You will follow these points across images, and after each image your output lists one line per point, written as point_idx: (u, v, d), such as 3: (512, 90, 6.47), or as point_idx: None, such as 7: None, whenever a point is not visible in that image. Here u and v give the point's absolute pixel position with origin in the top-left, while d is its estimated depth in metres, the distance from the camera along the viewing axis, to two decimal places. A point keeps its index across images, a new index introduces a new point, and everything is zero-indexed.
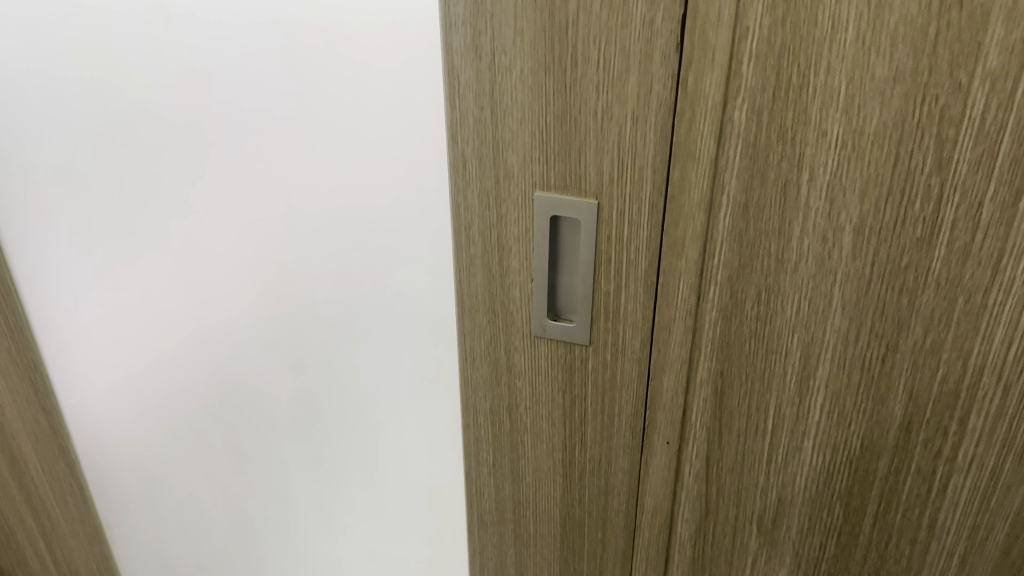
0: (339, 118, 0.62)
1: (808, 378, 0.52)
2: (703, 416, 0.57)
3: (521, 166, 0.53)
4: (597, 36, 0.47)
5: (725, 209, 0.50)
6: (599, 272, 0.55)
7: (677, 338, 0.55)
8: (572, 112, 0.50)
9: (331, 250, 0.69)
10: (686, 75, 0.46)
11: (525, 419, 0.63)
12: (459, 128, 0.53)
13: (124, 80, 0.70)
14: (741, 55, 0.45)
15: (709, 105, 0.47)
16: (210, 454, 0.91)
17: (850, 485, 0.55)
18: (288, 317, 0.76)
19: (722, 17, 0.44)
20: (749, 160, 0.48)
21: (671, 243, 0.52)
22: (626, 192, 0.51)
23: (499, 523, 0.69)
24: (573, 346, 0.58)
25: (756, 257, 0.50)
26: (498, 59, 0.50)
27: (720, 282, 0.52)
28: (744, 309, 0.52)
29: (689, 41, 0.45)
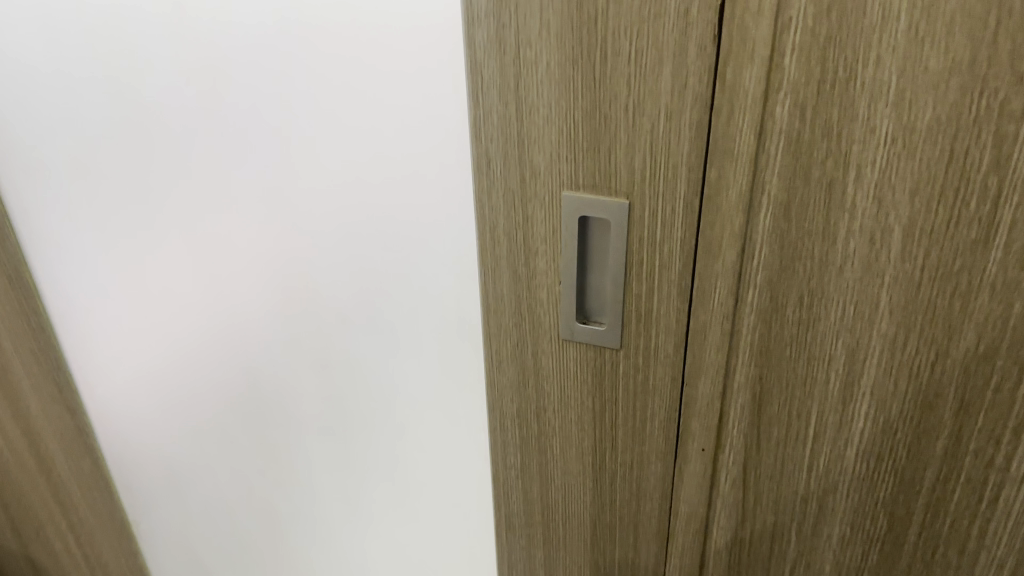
0: (359, 117, 0.60)
1: (852, 385, 0.50)
2: (740, 422, 0.55)
3: (547, 164, 0.51)
4: (628, 28, 0.44)
5: (766, 209, 0.47)
6: (631, 274, 0.52)
7: (713, 342, 0.52)
8: (601, 107, 0.47)
9: (351, 249, 0.67)
10: (724, 68, 0.44)
11: (554, 422, 0.61)
12: (482, 125, 0.51)
13: (141, 77, 0.69)
14: (783, 47, 0.42)
15: (749, 99, 0.44)
16: (234, 451, 0.91)
17: (895, 493, 0.52)
18: (309, 316, 0.74)
19: (763, 6, 0.41)
20: (791, 158, 0.45)
21: (706, 243, 0.49)
22: (660, 191, 0.49)
23: (528, 525, 0.67)
24: (603, 349, 0.56)
25: (798, 259, 0.47)
26: (523, 53, 0.48)
27: (759, 285, 0.49)
28: (785, 314, 0.49)
29: (727, 33, 0.43)
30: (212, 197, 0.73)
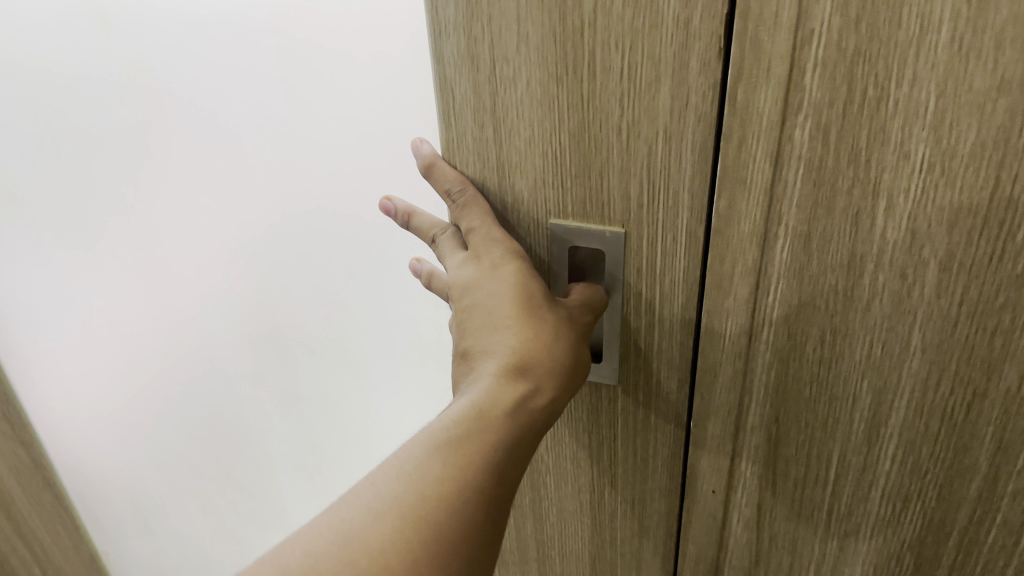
0: (326, 122, 0.57)
1: (878, 427, 0.44)
2: (753, 462, 0.49)
3: (532, 191, 0.45)
4: (620, 40, 0.38)
5: (782, 241, 0.41)
6: (628, 307, 0.47)
7: (723, 382, 0.47)
8: (590, 129, 0.41)
9: (316, 256, 0.65)
10: (733, 86, 0.38)
11: (547, 459, 0.56)
12: (456, 149, 0.45)
13: (75, 94, 0.64)
14: (803, 64, 0.36)
15: (764, 123, 0.38)
16: (198, 464, 0.89)
17: (922, 535, 0.46)
18: (271, 333, 0.72)
19: (780, 17, 0.35)
20: (812, 187, 0.39)
21: (714, 279, 0.44)
22: (659, 219, 0.43)
23: (522, 561, 0.63)
24: (600, 386, 0.51)
25: (819, 295, 0.42)
26: (499, 70, 0.41)
27: (775, 322, 0.44)
28: (804, 352, 0.44)
29: (735, 47, 0.37)
30: (160, 218, 0.68)
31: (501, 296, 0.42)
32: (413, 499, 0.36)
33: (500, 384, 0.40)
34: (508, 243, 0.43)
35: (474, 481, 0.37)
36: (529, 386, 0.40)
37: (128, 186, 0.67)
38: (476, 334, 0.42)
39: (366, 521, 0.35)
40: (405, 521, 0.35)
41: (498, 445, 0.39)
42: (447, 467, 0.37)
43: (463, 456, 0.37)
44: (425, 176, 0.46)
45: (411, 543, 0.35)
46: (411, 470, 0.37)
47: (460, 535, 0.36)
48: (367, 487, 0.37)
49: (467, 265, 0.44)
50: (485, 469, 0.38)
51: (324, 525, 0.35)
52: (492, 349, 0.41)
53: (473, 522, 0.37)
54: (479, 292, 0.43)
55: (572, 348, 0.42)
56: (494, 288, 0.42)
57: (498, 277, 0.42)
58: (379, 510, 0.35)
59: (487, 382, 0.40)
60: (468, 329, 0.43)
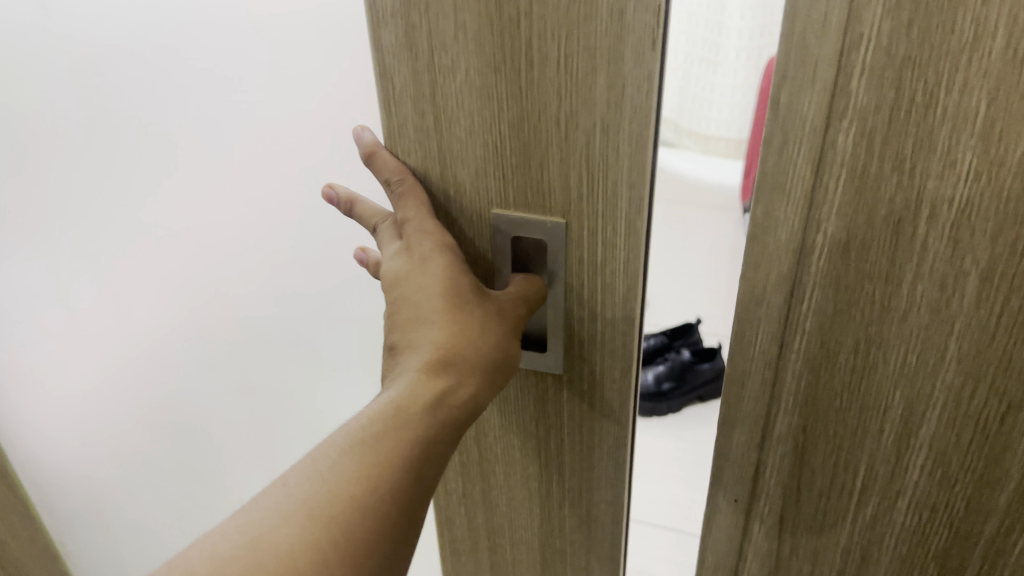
0: (274, 114, 0.57)
1: (907, 437, 0.44)
2: (779, 471, 0.49)
3: (473, 182, 0.45)
4: (556, 31, 0.38)
5: (820, 249, 0.40)
6: (571, 297, 0.47)
7: (752, 391, 0.47)
8: (529, 119, 0.41)
9: (268, 248, 0.65)
10: (778, 91, 0.37)
11: (496, 447, 0.56)
12: (397, 139, 0.44)
13: (52, 81, 0.62)
14: (849, 68, 0.35)
15: (807, 128, 0.37)
16: (156, 454, 0.89)
17: (948, 547, 0.46)
18: (225, 324, 0.72)
19: (829, 21, 0.34)
20: (853, 194, 0.38)
21: (749, 286, 0.43)
22: (599, 211, 0.43)
23: (474, 549, 0.62)
24: (546, 375, 0.51)
25: (854, 304, 0.41)
26: (437, 59, 0.41)
27: (808, 331, 0.43)
28: (836, 362, 0.43)
29: (784, 50, 0.36)
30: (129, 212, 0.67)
31: (428, 292, 0.42)
32: (323, 500, 0.38)
33: (420, 381, 0.41)
34: (439, 234, 0.43)
35: (388, 479, 0.39)
36: (450, 382, 0.41)
37: (102, 175, 0.66)
38: (402, 327, 0.42)
39: (273, 524, 0.37)
40: (312, 524, 0.37)
41: (415, 442, 0.40)
42: (360, 466, 0.39)
43: (378, 456, 0.39)
44: (366, 164, 0.45)
45: (317, 546, 0.37)
46: (324, 471, 0.39)
47: (368, 533, 0.38)
48: (280, 487, 0.39)
49: (399, 255, 0.43)
50: (401, 466, 0.40)
51: (235, 525, 0.38)
52: (416, 344, 0.42)
53: (383, 518, 0.39)
54: (408, 286, 0.42)
55: (499, 343, 0.43)
56: (422, 283, 0.42)
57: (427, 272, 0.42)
58: (289, 513, 0.38)
59: (409, 379, 0.41)
60: (395, 321, 0.43)
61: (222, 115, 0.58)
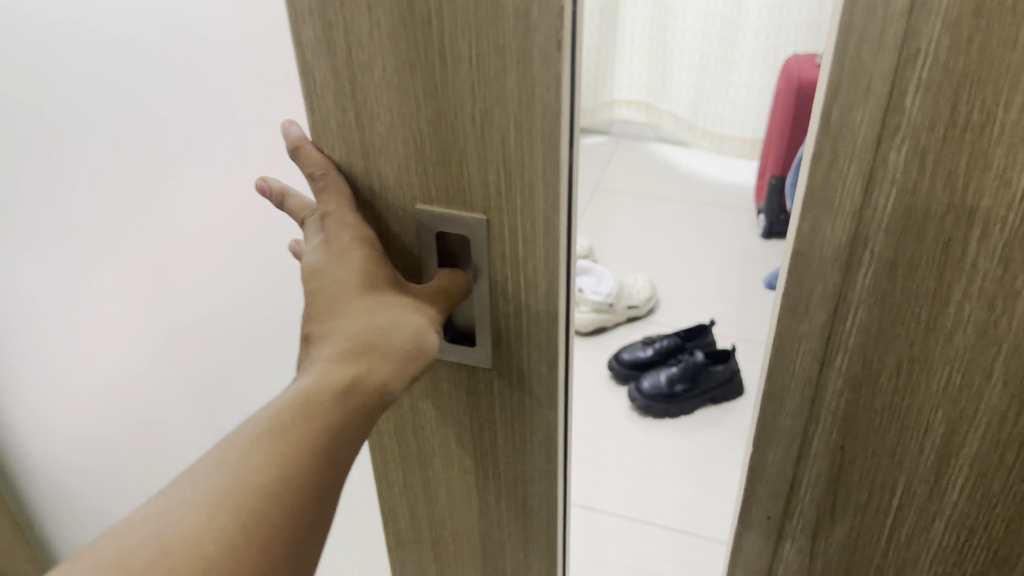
0: (199, 125, 0.55)
1: (948, 457, 0.45)
2: (814, 487, 0.50)
3: (396, 176, 0.45)
4: (468, 30, 0.39)
5: (866, 267, 0.41)
6: (496, 292, 0.48)
7: (791, 408, 0.47)
8: (446, 116, 0.42)
9: (204, 260, 0.63)
10: (829, 107, 0.37)
11: (433, 440, 0.57)
12: (321, 133, 0.45)
13: (13, 79, 0.61)
14: (904, 85, 0.35)
15: (859, 144, 0.37)
16: (118, 446, 0.90)
17: (984, 563, 0.48)
18: (168, 332, 0.71)
19: (886, 37, 0.34)
20: (903, 212, 0.38)
21: (792, 303, 0.44)
22: (517, 208, 0.44)
23: (417, 540, 0.63)
24: (476, 368, 0.52)
25: (900, 323, 0.42)
26: (355, 55, 0.41)
27: (850, 349, 0.44)
28: (879, 381, 0.44)
29: (839, 67, 0.36)
30: (96, 216, 0.66)
31: (343, 283, 0.44)
32: (231, 489, 0.38)
33: (331, 367, 0.42)
34: (358, 228, 0.45)
35: (298, 465, 0.40)
36: (361, 369, 0.42)
37: (53, 177, 0.66)
38: (317, 318, 0.44)
39: (179, 514, 0.37)
40: (220, 512, 0.38)
41: (327, 428, 0.41)
42: (268, 455, 0.40)
43: (286, 443, 0.40)
44: (291, 158, 0.46)
45: (224, 533, 0.37)
46: (232, 461, 0.39)
47: (276, 519, 0.39)
48: (186, 479, 0.39)
49: (317, 248, 0.45)
50: (312, 452, 0.40)
51: (138, 517, 0.37)
52: (329, 333, 0.43)
53: (292, 504, 0.39)
54: (324, 278, 0.44)
55: (415, 332, 0.44)
56: (337, 274, 0.44)
57: (344, 264, 0.44)
58: (196, 503, 0.38)
59: (319, 366, 0.42)
60: (311, 313, 0.44)
61: (151, 124, 0.57)
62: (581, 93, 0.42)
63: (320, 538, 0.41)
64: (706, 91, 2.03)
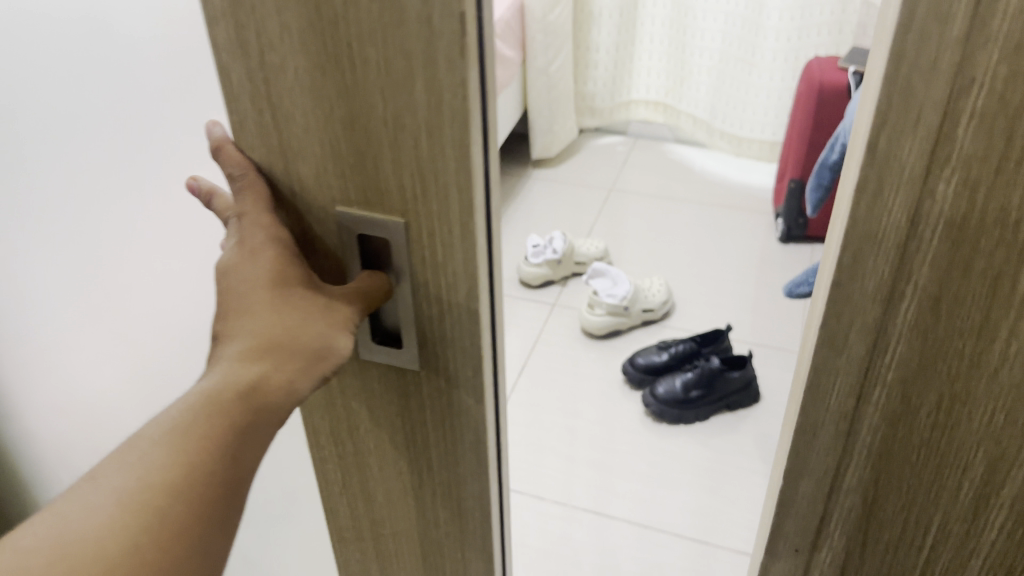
0: (112, 130, 0.54)
1: (987, 495, 0.45)
2: (846, 519, 0.51)
3: (315, 177, 0.45)
4: (374, 35, 0.39)
5: (910, 300, 0.41)
6: (419, 295, 0.48)
7: (824, 442, 0.48)
8: (358, 119, 0.42)
9: (132, 265, 0.62)
10: (877, 135, 0.37)
11: (368, 441, 0.57)
12: (241, 134, 0.45)
13: None
14: (957, 114, 0.35)
15: (905, 175, 0.38)
16: (84, 444, 0.90)
17: None
18: (112, 336, 0.71)
19: (939, 64, 0.34)
20: (950, 247, 0.39)
21: (830, 336, 0.44)
22: (434, 212, 0.44)
23: (359, 539, 0.64)
24: (404, 370, 0.52)
25: (942, 359, 0.42)
26: (268, 58, 0.42)
27: (889, 384, 0.44)
28: (917, 416, 0.44)
29: (888, 92, 0.36)
30: (55, 227, 0.64)
31: (256, 281, 0.44)
32: (134, 490, 0.39)
33: (236, 366, 0.42)
34: (272, 227, 0.45)
35: (205, 463, 0.40)
36: (267, 368, 0.43)
37: None
38: (226, 317, 0.44)
39: (80, 516, 0.37)
40: (122, 514, 0.38)
41: (233, 426, 0.41)
42: (171, 456, 0.40)
43: (191, 441, 0.40)
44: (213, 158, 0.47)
45: (127, 534, 0.38)
46: (135, 462, 0.39)
47: (182, 518, 0.39)
48: (89, 481, 0.39)
49: (231, 247, 0.45)
50: (219, 450, 0.41)
51: (38, 519, 0.38)
52: (237, 333, 0.43)
53: (197, 504, 0.40)
54: (237, 276, 0.44)
55: (324, 335, 0.45)
56: (250, 273, 0.44)
57: (258, 262, 0.44)
58: (98, 505, 0.38)
59: (226, 366, 0.43)
60: (221, 311, 0.45)
61: (71, 129, 0.56)
62: (493, 98, 0.42)
63: (229, 538, 0.42)
64: (725, 90, 2.21)
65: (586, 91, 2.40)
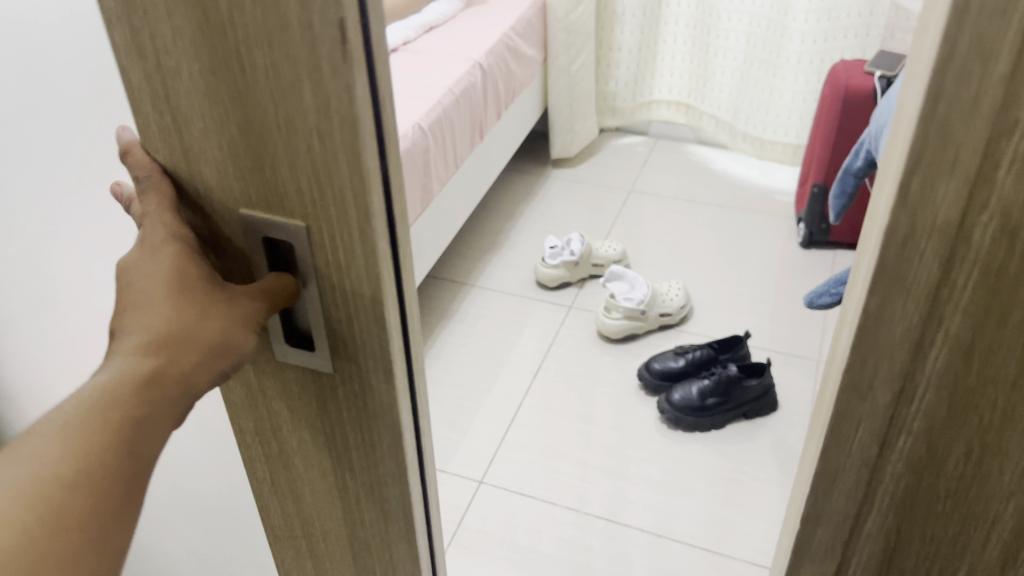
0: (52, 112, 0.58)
1: (1014, 549, 0.46)
2: (867, 562, 0.52)
3: (218, 181, 0.46)
4: (260, 40, 0.39)
5: (937, 350, 0.41)
6: (326, 299, 0.48)
7: (843, 487, 0.49)
8: (252, 123, 0.42)
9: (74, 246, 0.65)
10: (909, 176, 0.37)
11: (291, 441, 0.57)
12: (146, 134, 0.46)
13: None
14: (996, 156, 0.35)
15: (939, 219, 0.37)
16: None
17: None
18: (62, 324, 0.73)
19: (977, 104, 0.34)
20: (983, 297, 0.38)
21: (855, 380, 0.44)
22: (332, 217, 0.44)
23: (292, 537, 0.64)
24: (319, 372, 0.52)
25: (970, 411, 0.42)
26: (163, 61, 0.42)
27: (914, 433, 0.44)
28: (944, 468, 0.45)
29: (924, 129, 0.35)
30: None
31: (154, 279, 0.45)
32: (24, 484, 0.39)
33: (132, 360, 0.43)
34: (175, 225, 0.46)
35: (97, 456, 0.40)
36: (164, 362, 0.43)
37: None
38: (125, 313, 0.44)
39: None
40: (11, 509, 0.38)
41: (128, 419, 0.42)
42: (66, 449, 0.40)
43: (83, 434, 0.40)
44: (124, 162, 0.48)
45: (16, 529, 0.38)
46: (26, 455, 0.40)
47: (72, 512, 0.39)
48: None
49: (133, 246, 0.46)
50: (112, 442, 0.41)
51: None
52: (135, 327, 0.44)
53: (89, 498, 0.40)
54: (136, 274, 0.45)
55: (223, 330, 0.45)
56: (149, 270, 0.45)
57: (157, 260, 0.45)
58: None
59: (122, 359, 0.43)
60: (121, 307, 0.45)
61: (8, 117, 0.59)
62: (389, 107, 0.42)
63: (127, 532, 0.42)
64: (749, 92, 2.33)
65: (609, 91, 2.52)
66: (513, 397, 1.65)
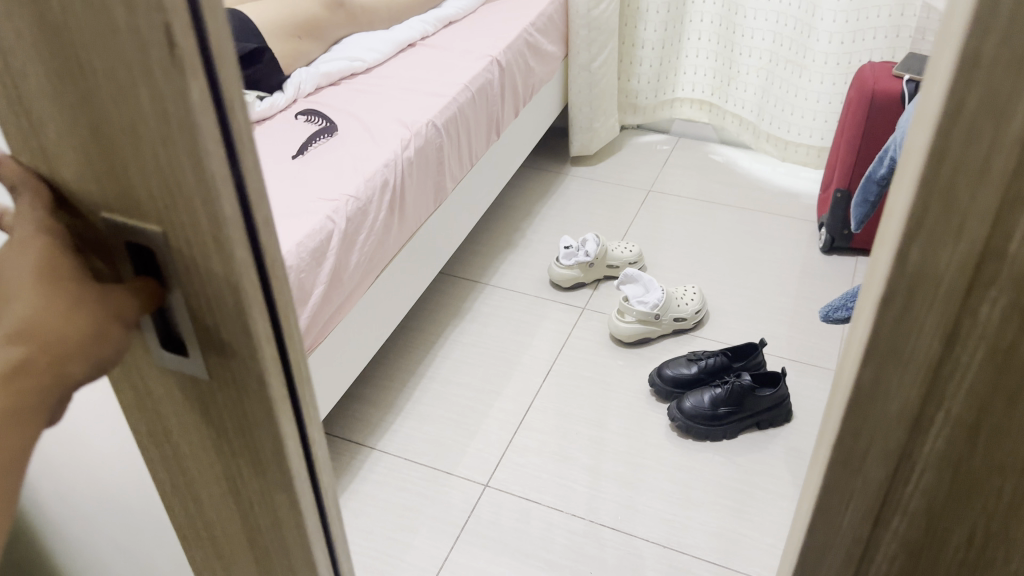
0: None
1: None
2: None
3: (76, 182, 0.42)
4: (90, 38, 0.35)
5: (939, 429, 0.41)
6: (193, 307, 0.45)
7: (836, 556, 0.49)
8: (98, 125, 0.39)
9: None
10: (911, 244, 0.35)
11: (183, 445, 0.55)
12: (6, 130, 0.43)
13: None
14: (1010, 224, 0.33)
15: (944, 291, 0.36)
16: None
17: None
18: None
19: (990, 162, 0.32)
20: (993, 377, 0.38)
21: (849, 456, 0.43)
22: (184, 223, 0.40)
23: (199, 540, 0.62)
24: (196, 379, 0.49)
25: (976, 486, 0.42)
26: (5, 56, 0.39)
27: (911, 508, 0.45)
28: (942, 540, 0.46)
29: (927, 191, 0.34)
30: None
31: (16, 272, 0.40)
32: None
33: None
34: (46, 219, 0.43)
35: None
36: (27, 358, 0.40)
37: None
38: None
39: None
40: None
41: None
42: None
43: None
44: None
45: None
46: None
47: None
48: None
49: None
50: None
51: None
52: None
53: None
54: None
55: (96, 324, 0.42)
56: (11, 262, 0.41)
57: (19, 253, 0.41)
58: None
59: None
60: None
61: None
62: (237, 114, 0.38)
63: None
64: (774, 92, 2.25)
65: (631, 88, 2.48)
66: (522, 400, 1.61)
